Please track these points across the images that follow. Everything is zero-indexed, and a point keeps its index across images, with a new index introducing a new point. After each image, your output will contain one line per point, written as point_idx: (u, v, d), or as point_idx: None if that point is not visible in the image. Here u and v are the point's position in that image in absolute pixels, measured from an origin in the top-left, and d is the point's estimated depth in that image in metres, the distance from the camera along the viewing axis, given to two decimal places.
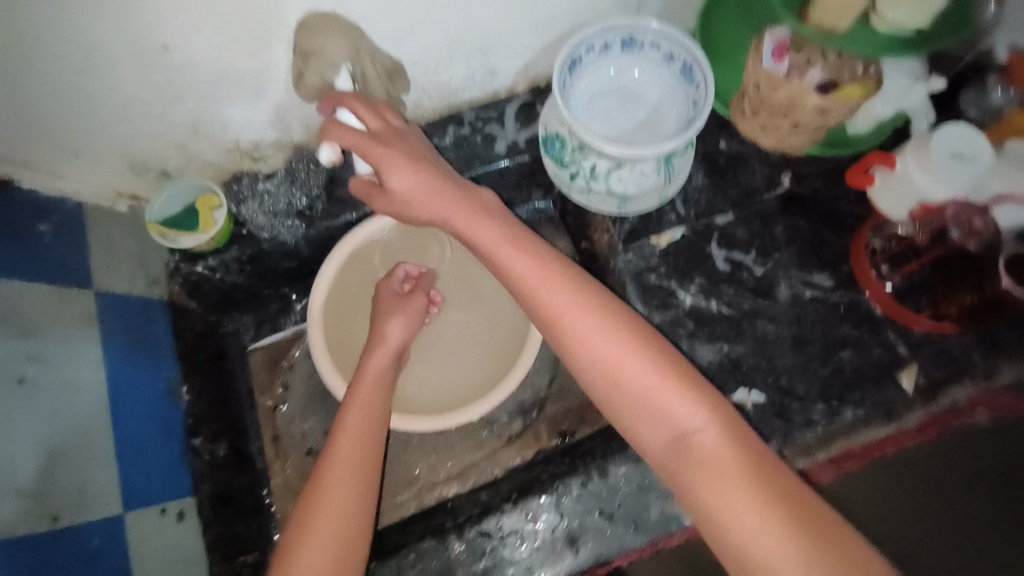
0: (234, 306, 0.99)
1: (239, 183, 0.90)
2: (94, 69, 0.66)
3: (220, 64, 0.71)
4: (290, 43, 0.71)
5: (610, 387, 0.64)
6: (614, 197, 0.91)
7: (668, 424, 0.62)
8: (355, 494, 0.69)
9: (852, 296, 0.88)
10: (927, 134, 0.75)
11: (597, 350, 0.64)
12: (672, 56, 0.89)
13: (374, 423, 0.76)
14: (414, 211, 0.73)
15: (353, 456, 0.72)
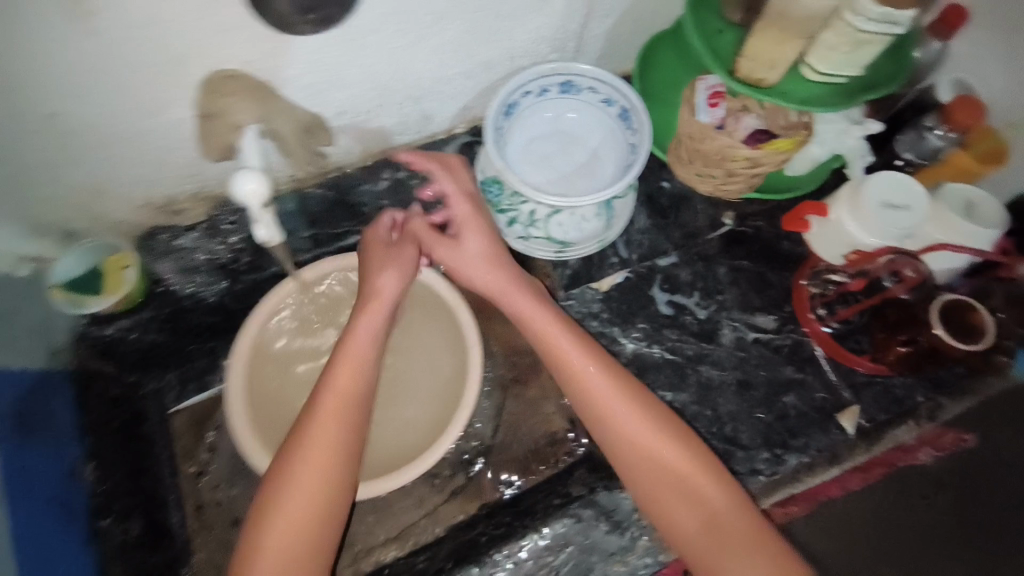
0: (155, 366, 0.91)
1: (153, 240, 0.83)
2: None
3: (119, 111, 0.65)
4: (195, 100, 0.67)
5: (616, 431, 0.69)
6: (554, 242, 0.89)
7: (659, 460, 0.67)
8: (330, 478, 0.65)
9: (795, 336, 0.87)
10: (859, 183, 0.77)
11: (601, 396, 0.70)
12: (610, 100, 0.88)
13: (359, 391, 0.70)
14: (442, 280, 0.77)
15: (336, 432, 0.67)
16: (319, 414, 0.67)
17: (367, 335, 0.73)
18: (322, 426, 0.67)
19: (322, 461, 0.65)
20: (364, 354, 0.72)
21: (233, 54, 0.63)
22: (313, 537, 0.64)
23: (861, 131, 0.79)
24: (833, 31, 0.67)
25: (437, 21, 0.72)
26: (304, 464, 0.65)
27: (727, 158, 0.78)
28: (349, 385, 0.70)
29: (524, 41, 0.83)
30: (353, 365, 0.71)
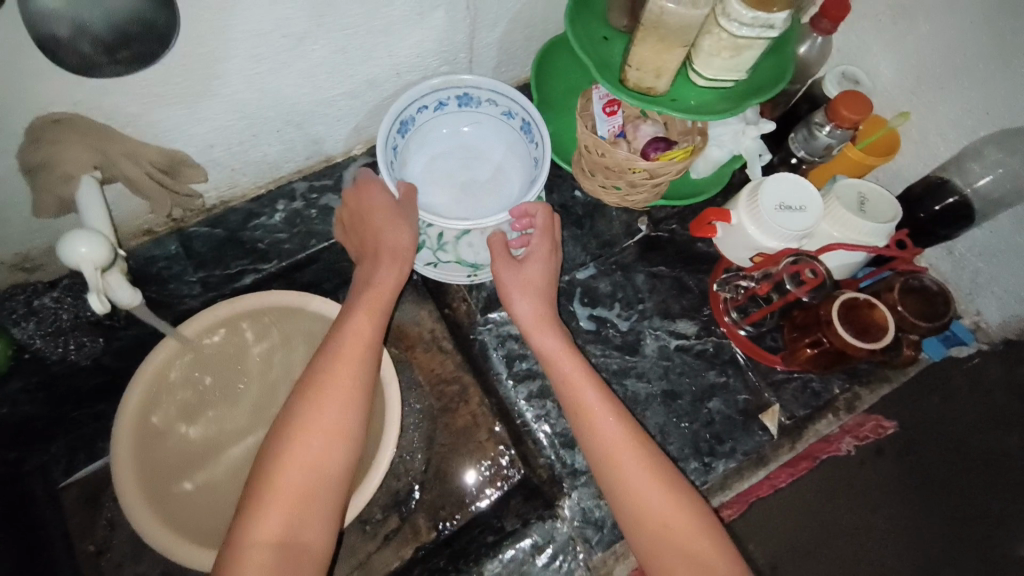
0: (37, 438, 0.82)
1: (11, 300, 0.76)
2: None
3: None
4: (27, 140, 0.60)
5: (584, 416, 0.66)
6: (465, 265, 0.87)
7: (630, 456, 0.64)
8: (349, 416, 0.61)
9: (716, 339, 0.87)
10: (760, 184, 0.76)
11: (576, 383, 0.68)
12: (510, 112, 0.85)
13: (375, 335, 0.67)
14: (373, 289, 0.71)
15: (351, 375, 0.63)
16: (335, 354, 0.64)
17: (386, 283, 0.71)
18: (343, 363, 0.63)
19: (337, 401, 0.61)
20: (384, 300, 0.70)
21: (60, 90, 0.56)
22: (319, 489, 0.58)
23: (757, 130, 0.80)
24: (711, 37, 0.68)
25: (301, 43, 0.67)
26: (324, 403, 0.61)
27: (625, 169, 0.74)
28: (364, 330, 0.66)
29: (406, 57, 0.78)
30: (372, 309, 0.68)
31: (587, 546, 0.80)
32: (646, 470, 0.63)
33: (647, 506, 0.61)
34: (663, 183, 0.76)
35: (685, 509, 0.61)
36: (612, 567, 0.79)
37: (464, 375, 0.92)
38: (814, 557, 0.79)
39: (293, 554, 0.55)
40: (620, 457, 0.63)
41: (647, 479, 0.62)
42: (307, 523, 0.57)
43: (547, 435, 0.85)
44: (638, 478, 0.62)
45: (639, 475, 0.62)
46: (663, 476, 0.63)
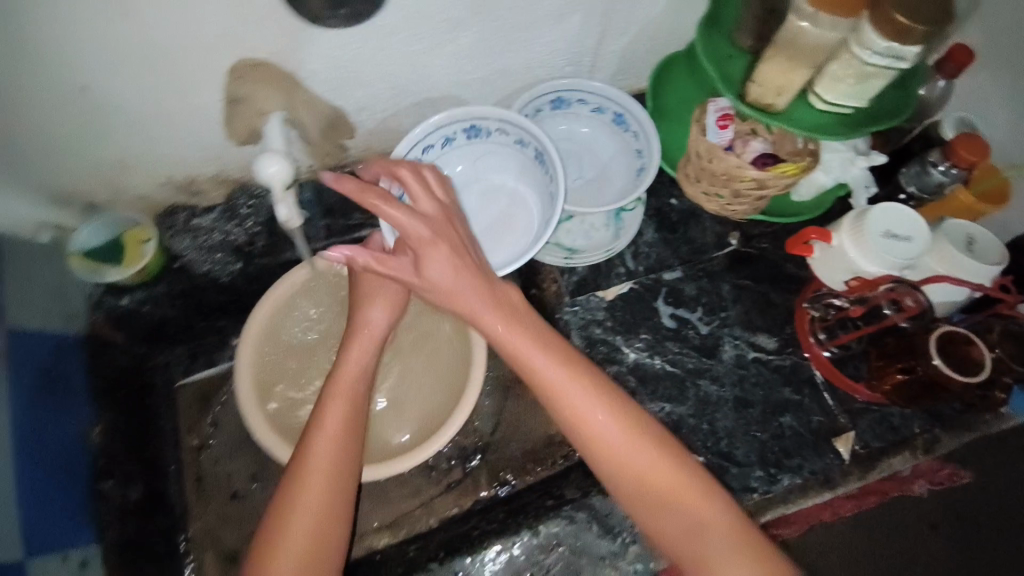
0: (167, 339, 0.94)
1: (173, 217, 0.86)
2: (14, 109, 0.65)
3: (138, 97, 0.68)
4: (225, 85, 0.69)
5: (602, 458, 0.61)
6: (562, 248, 0.92)
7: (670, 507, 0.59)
8: (332, 501, 0.63)
9: (795, 358, 0.88)
10: (865, 210, 0.77)
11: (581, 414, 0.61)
12: (522, 141, 0.85)
13: (354, 415, 0.69)
14: (352, 377, 0.72)
15: (339, 408, 0.68)
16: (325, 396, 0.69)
17: (356, 365, 0.73)
18: (335, 399, 0.69)
19: (329, 431, 0.66)
20: (366, 348, 0.74)
21: (259, 43, 0.65)
22: (334, 502, 0.63)
23: (867, 162, 0.83)
24: (838, 63, 0.70)
25: (455, 27, 0.74)
26: (319, 435, 0.66)
27: (734, 177, 0.77)
28: (355, 372, 0.72)
29: (539, 53, 0.84)
30: (358, 351, 0.74)
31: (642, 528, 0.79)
32: (658, 480, 0.59)
33: (670, 520, 0.59)
34: (766, 196, 0.80)
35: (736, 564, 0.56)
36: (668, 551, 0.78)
37: None
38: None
39: None
40: (623, 478, 0.60)
41: (656, 491, 0.59)
42: None
43: None
44: (647, 495, 0.59)
45: (646, 498, 0.59)
46: (673, 476, 0.59)
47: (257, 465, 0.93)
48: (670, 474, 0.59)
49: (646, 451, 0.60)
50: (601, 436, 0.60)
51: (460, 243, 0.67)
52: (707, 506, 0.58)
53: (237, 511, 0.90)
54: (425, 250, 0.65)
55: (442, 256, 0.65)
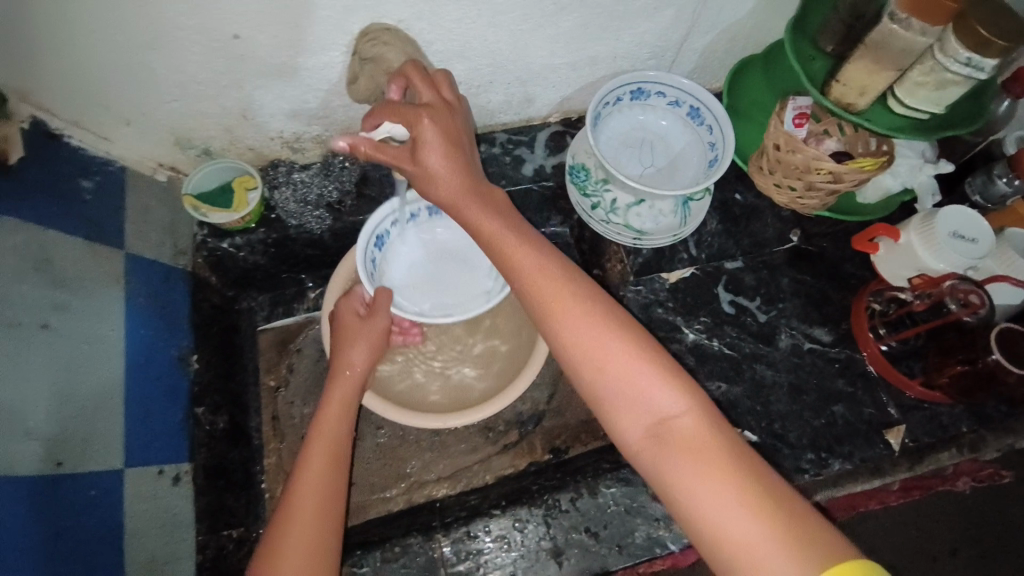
0: (252, 286, 1.02)
1: (275, 170, 0.94)
2: (162, 59, 0.72)
3: (267, 57, 0.74)
4: (349, 47, 0.75)
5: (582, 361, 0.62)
6: (631, 230, 0.96)
7: (646, 407, 0.60)
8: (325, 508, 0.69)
9: (850, 352, 0.92)
10: (932, 213, 0.82)
11: (563, 313, 0.63)
12: None
13: (342, 438, 0.77)
14: (336, 414, 0.79)
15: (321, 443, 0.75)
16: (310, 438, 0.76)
17: (342, 398, 0.81)
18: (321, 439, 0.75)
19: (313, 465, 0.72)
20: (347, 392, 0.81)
21: (389, 10, 0.71)
22: (325, 515, 0.69)
23: (934, 169, 0.87)
24: (920, 69, 0.75)
25: (559, 11, 0.79)
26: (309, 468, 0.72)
27: (810, 169, 0.82)
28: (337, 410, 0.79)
29: (627, 45, 0.89)
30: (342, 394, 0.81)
31: None
32: (623, 377, 0.61)
33: (632, 421, 0.60)
34: (839, 190, 0.84)
35: (700, 467, 0.56)
36: None
37: None
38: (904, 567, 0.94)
39: None
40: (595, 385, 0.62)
41: (623, 388, 0.61)
42: None
43: None
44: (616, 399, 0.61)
45: (613, 396, 0.61)
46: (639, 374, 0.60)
47: None
48: (631, 364, 0.61)
49: (610, 345, 0.61)
50: (564, 326, 0.63)
51: (455, 131, 0.68)
52: (669, 398, 0.60)
53: None
54: (418, 130, 0.66)
55: (434, 139, 0.66)
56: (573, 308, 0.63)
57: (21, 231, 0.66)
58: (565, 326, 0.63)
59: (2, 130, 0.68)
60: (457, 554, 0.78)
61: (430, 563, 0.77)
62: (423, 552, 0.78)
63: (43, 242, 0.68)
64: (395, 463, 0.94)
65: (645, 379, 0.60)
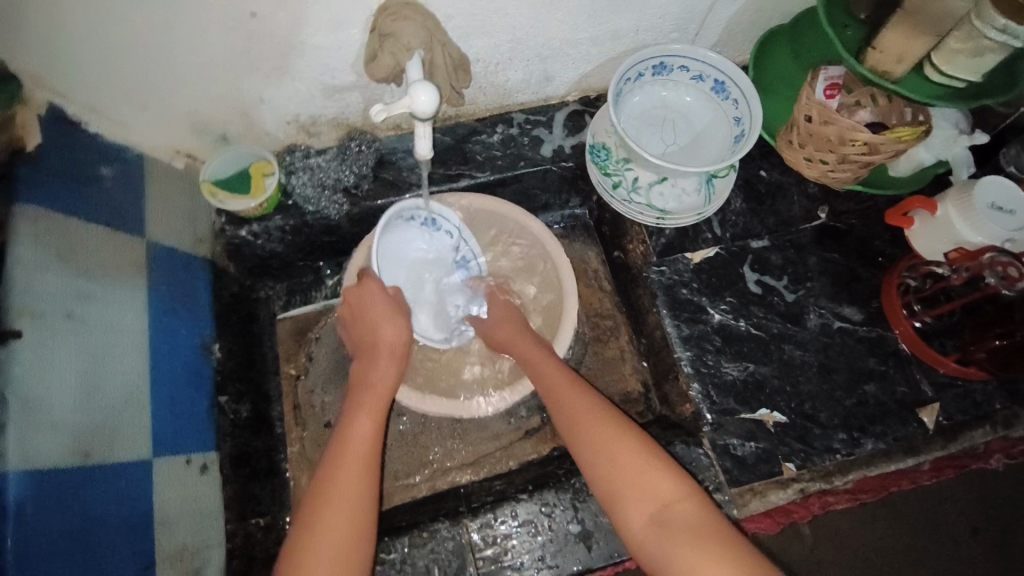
0: (269, 274, 1.01)
1: (291, 155, 0.93)
2: (178, 40, 0.70)
3: (285, 36, 0.73)
4: (368, 24, 0.73)
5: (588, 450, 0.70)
6: (654, 209, 0.94)
7: (648, 489, 0.65)
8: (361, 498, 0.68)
9: (881, 330, 0.90)
10: (968, 185, 0.82)
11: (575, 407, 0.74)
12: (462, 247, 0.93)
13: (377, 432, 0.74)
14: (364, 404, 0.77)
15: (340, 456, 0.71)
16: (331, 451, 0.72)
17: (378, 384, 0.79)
18: (349, 457, 0.70)
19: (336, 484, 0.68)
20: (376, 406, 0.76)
21: None
22: (365, 502, 0.68)
23: (969, 141, 0.84)
24: (958, 35, 0.72)
25: None
26: (337, 481, 0.68)
27: (844, 141, 0.80)
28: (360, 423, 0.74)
29: (651, 18, 0.86)
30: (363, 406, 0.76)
31: (726, 478, 0.81)
32: (627, 459, 0.67)
33: (636, 502, 0.65)
34: (872, 162, 0.82)
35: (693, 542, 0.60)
36: (748, 502, 0.81)
37: (619, 314, 1.06)
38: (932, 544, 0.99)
39: None
40: (599, 466, 0.68)
41: (629, 469, 0.66)
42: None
43: (701, 387, 0.86)
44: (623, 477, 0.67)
45: (622, 479, 0.66)
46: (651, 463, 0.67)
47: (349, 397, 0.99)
48: (632, 450, 0.68)
49: (613, 434, 0.70)
50: (580, 419, 0.73)
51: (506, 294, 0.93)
52: (673, 486, 0.65)
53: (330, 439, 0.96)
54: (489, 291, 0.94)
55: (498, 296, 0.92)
56: (589, 405, 0.74)
57: (44, 221, 0.66)
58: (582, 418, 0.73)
59: (21, 116, 0.68)
60: (484, 539, 0.77)
61: (458, 548, 0.77)
62: (452, 536, 0.77)
63: (65, 232, 0.67)
64: (418, 449, 0.93)
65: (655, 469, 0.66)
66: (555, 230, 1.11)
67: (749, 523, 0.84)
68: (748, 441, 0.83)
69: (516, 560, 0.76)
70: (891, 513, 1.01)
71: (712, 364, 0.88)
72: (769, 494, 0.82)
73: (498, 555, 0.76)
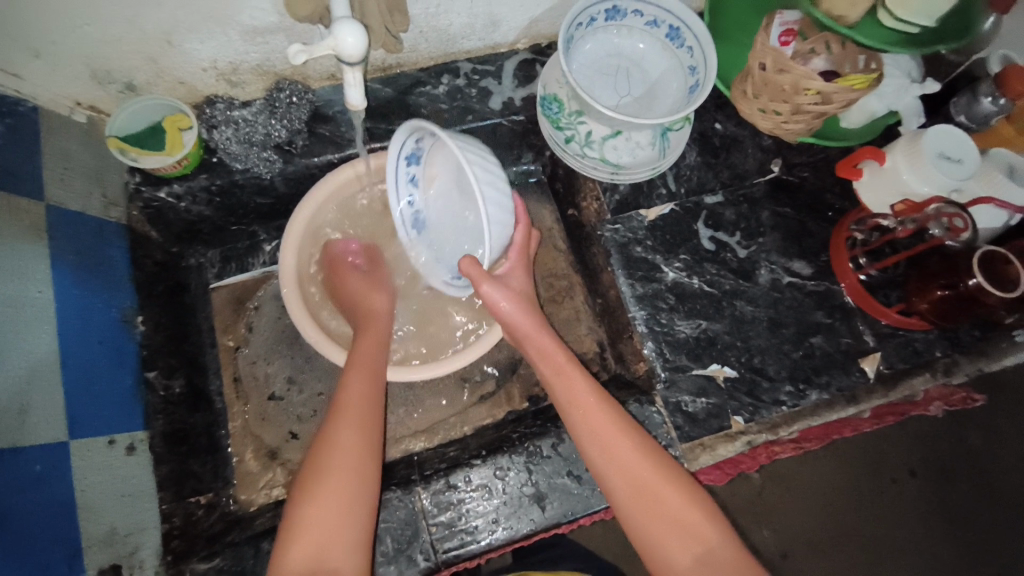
0: (198, 240, 0.93)
1: (212, 107, 0.84)
2: None
3: None
4: None
5: (595, 418, 0.70)
6: (608, 164, 0.90)
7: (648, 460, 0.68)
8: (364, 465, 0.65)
9: (829, 284, 0.91)
10: (918, 134, 0.82)
11: (578, 380, 0.73)
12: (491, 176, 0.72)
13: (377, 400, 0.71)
14: (357, 372, 0.72)
15: (336, 512, 0.61)
16: (315, 506, 0.61)
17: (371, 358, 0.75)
18: (351, 424, 0.67)
19: (342, 548, 0.60)
20: (372, 414, 0.69)
21: None
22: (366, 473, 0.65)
23: (920, 90, 0.83)
24: None
25: None
26: (343, 448, 0.65)
27: (798, 90, 0.78)
28: (353, 464, 0.64)
29: None
30: (351, 443, 0.66)
31: (677, 433, 0.82)
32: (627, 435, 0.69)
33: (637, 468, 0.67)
34: (825, 113, 0.81)
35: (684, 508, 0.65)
36: (697, 456, 0.82)
37: (574, 274, 1.03)
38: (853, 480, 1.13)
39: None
40: (602, 433, 0.69)
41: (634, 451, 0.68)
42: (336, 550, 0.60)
43: (655, 346, 0.86)
44: (649, 514, 0.65)
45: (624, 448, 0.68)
46: (683, 504, 0.65)
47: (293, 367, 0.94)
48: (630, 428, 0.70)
49: (611, 413, 0.71)
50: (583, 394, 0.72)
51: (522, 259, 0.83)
52: (705, 526, 0.64)
53: (275, 411, 0.91)
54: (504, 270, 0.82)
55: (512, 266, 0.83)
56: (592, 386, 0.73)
57: None
58: (588, 391, 0.73)
59: None
60: (437, 505, 0.76)
61: (411, 515, 0.75)
62: (403, 505, 0.75)
63: None
64: None
65: (686, 507, 0.65)
66: None
67: (701, 475, 0.84)
68: (699, 397, 0.84)
69: (468, 526, 0.75)
70: (821, 456, 1.14)
71: (666, 322, 0.87)
72: (719, 447, 0.82)
73: (452, 521, 0.75)
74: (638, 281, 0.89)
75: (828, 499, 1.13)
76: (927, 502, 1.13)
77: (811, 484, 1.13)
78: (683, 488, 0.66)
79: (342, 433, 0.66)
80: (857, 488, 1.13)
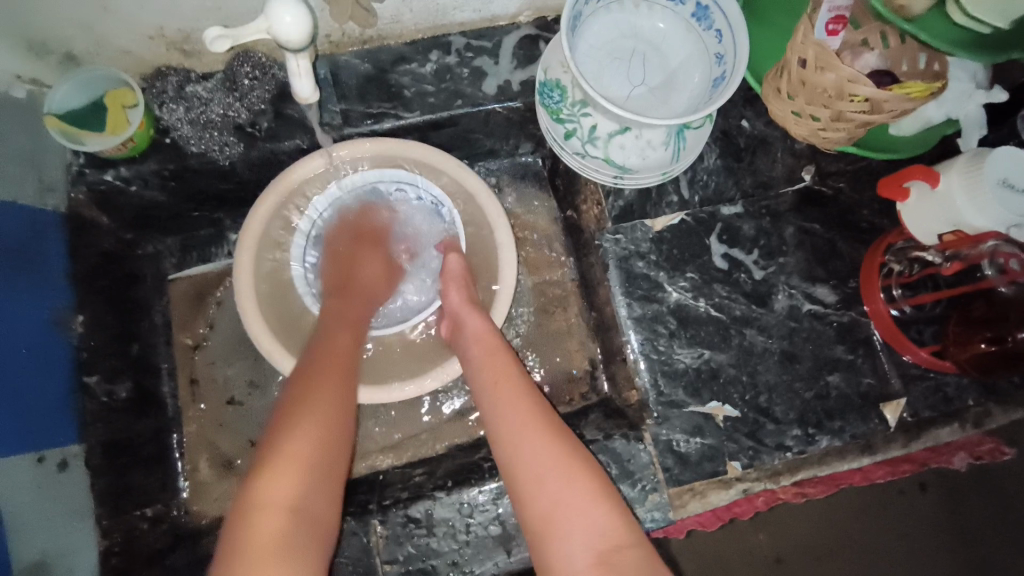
0: (156, 227, 0.85)
1: (164, 81, 0.74)
2: None
3: None
4: None
5: (527, 396, 0.64)
6: (612, 166, 0.79)
7: (563, 446, 0.59)
8: (347, 397, 0.62)
9: (853, 315, 0.80)
10: (983, 153, 0.69)
11: (503, 363, 0.68)
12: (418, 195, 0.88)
13: (356, 350, 0.68)
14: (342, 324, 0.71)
15: (321, 448, 0.55)
16: (303, 430, 0.55)
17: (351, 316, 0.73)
18: (337, 360, 0.64)
19: (322, 475, 0.54)
20: (350, 358, 0.66)
21: None
22: (348, 403, 0.61)
23: (985, 97, 0.71)
24: None
25: None
26: (326, 382, 0.61)
27: (842, 95, 0.66)
28: (339, 396, 0.60)
29: None
30: (335, 389, 0.61)
31: (665, 476, 0.74)
32: (546, 420, 0.62)
33: (552, 456, 0.58)
34: (872, 123, 0.69)
35: (594, 505, 0.56)
36: (686, 503, 0.74)
37: (569, 281, 0.94)
38: (860, 508, 1.05)
39: (308, 517, 0.52)
40: (512, 417, 0.62)
41: (546, 437, 0.60)
42: (318, 487, 0.53)
43: (650, 378, 0.77)
44: (543, 519, 0.56)
45: (542, 430, 0.60)
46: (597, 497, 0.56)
47: (255, 370, 0.89)
48: (548, 415, 0.63)
49: (528, 400, 0.63)
50: (503, 381, 0.65)
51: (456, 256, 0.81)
52: (614, 520, 0.55)
53: (233, 418, 0.87)
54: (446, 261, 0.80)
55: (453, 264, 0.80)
56: (518, 375, 0.66)
57: None
58: (513, 374, 0.66)
59: None
60: (394, 542, 0.70)
61: (364, 551, 0.69)
62: (356, 539, 0.69)
63: None
64: None
65: (589, 502, 0.56)
66: (501, 179, 0.96)
67: (689, 521, 0.76)
68: (694, 436, 0.75)
69: (425, 565, 0.69)
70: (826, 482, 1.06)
71: (664, 350, 0.78)
72: (710, 494, 0.75)
73: (408, 559, 0.69)
74: (636, 301, 0.79)
75: (834, 528, 1.04)
76: (936, 521, 1.04)
77: (816, 513, 1.04)
78: (591, 474, 0.58)
79: (323, 369, 0.63)
80: (865, 516, 1.04)
